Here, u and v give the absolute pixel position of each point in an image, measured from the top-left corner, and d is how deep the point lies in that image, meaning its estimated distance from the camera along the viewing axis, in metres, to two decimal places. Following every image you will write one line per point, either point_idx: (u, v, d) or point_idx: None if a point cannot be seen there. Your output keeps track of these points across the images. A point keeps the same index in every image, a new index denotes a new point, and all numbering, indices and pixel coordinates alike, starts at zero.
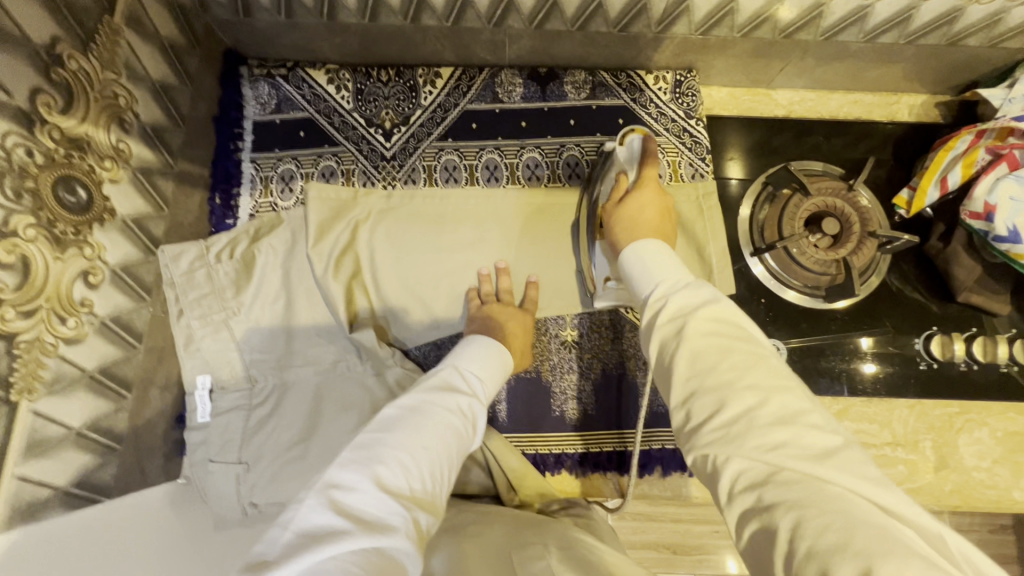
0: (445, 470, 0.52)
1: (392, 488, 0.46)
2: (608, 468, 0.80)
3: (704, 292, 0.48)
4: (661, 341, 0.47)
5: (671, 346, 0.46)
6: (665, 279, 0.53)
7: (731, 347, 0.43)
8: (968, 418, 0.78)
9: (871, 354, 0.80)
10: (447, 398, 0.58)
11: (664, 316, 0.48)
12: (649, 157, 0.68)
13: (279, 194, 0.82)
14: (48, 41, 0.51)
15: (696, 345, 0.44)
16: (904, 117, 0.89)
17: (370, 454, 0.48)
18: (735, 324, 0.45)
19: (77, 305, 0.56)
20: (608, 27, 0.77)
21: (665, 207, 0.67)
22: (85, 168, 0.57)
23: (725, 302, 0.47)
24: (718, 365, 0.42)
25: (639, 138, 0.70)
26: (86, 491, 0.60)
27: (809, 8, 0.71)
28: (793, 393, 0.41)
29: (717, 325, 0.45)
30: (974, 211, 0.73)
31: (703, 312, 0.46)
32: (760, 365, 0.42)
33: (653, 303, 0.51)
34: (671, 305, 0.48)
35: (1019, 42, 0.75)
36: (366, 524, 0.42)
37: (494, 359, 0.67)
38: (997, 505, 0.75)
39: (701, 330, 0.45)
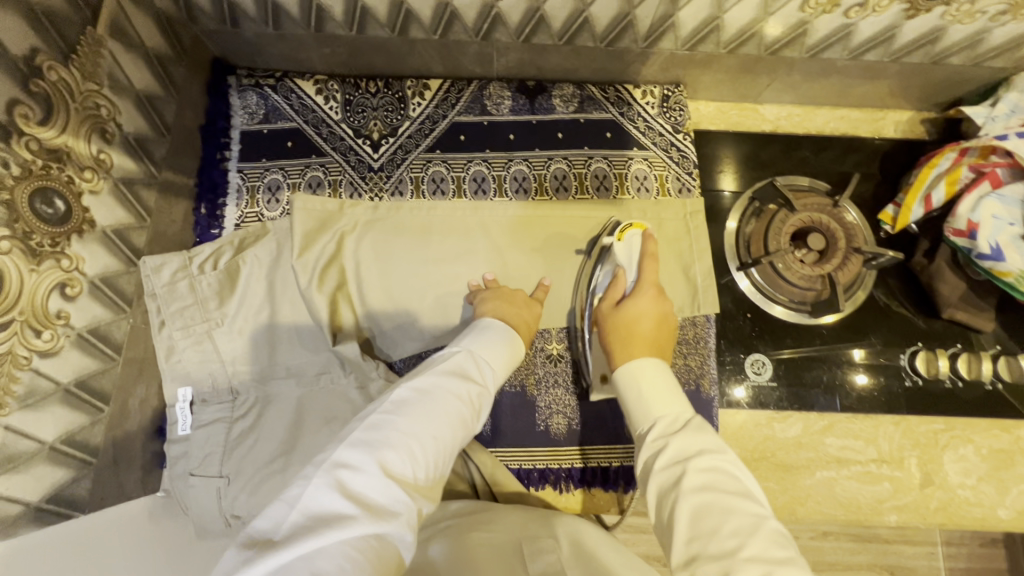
0: (448, 459, 0.52)
1: (397, 475, 0.46)
2: (592, 481, 0.79)
3: (703, 439, 0.54)
4: (660, 489, 0.53)
5: (671, 499, 0.51)
6: (665, 416, 0.58)
7: (730, 508, 0.48)
8: (953, 435, 0.78)
9: (862, 364, 0.80)
10: (459, 384, 0.57)
11: (664, 462, 0.54)
12: (647, 256, 0.74)
13: (266, 205, 0.81)
14: (28, 52, 0.51)
15: (695, 501, 0.49)
16: (890, 134, 0.89)
17: (377, 437, 0.48)
18: (733, 479, 0.51)
19: (53, 318, 0.55)
20: (595, 42, 0.77)
21: (662, 315, 0.71)
22: (64, 180, 0.56)
23: (725, 455, 0.52)
24: (718, 529, 0.47)
25: (637, 235, 0.77)
26: (59, 505, 0.59)
27: (793, 26, 0.71)
28: (791, 563, 0.43)
29: (712, 477, 0.51)
30: (958, 229, 0.73)
31: (700, 461, 0.52)
32: (759, 529, 0.46)
33: (653, 444, 0.56)
34: (672, 449, 0.54)
35: (1002, 60, 0.75)
36: (370, 510, 0.42)
37: (508, 347, 0.66)
38: (982, 522, 0.75)
39: (700, 484, 0.51)
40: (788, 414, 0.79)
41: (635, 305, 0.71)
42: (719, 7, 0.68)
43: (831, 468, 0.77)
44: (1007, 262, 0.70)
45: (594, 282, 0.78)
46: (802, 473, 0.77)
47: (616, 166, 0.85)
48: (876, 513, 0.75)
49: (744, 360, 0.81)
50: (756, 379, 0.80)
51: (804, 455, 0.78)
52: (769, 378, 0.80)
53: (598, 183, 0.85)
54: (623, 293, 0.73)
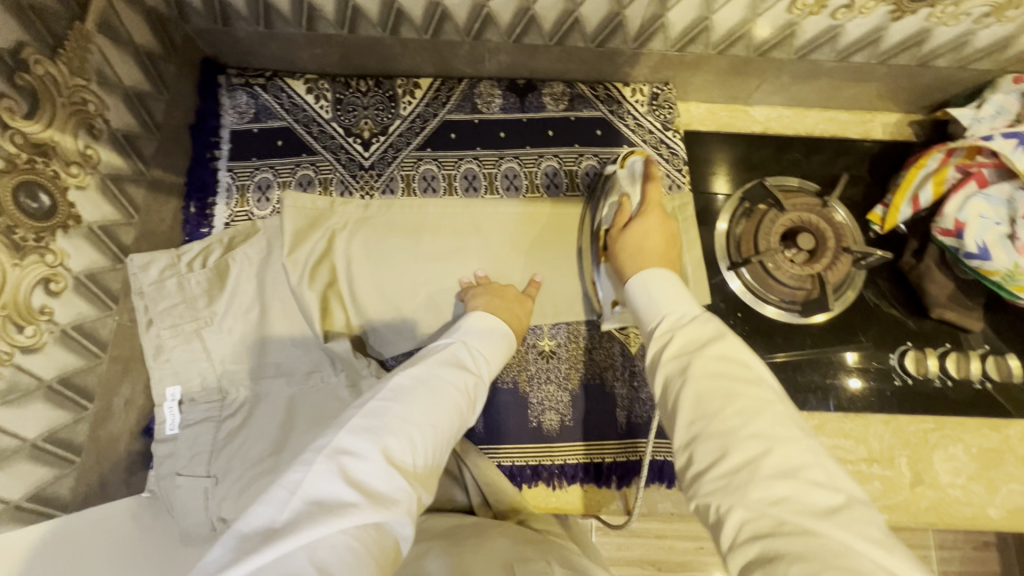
0: (446, 448, 0.52)
1: (399, 462, 0.45)
2: (585, 479, 0.78)
3: (711, 329, 0.50)
4: (666, 378, 0.49)
5: (676, 384, 0.48)
6: (671, 312, 0.54)
7: (736, 390, 0.45)
8: (943, 434, 0.78)
9: (856, 369, 0.80)
10: (456, 374, 0.57)
11: (669, 353, 0.50)
12: (649, 179, 0.71)
13: (256, 203, 0.81)
14: (13, 46, 0.51)
15: (699, 385, 0.46)
16: (878, 135, 0.90)
17: (376, 424, 0.47)
18: (743, 365, 0.47)
19: (36, 313, 0.55)
20: (586, 43, 0.77)
21: (669, 233, 0.68)
22: (49, 174, 0.56)
23: (729, 340, 0.49)
24: (722, 408, 0.44)
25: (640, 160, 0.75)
26: (39, 504, 0.58)
27: (781, 27, 0.72)
28: (796, 444, 0.42)
29: (721, 365, 0.47)
30: (945, 228, 0.74)
31: (708, 349, 0.48)
32: (764, 410, 0.44)
33: (659, 337, 0.53)
34: (677, 342, 0.50)
35: (987, 62, 0.76)
36: (372, 497, 0.41)
37: (502, 340, 0.66)
38: (972, 522, 0.74)
39: (705, 369, 0.47)
40: None
41: (642, 225, 0.68)
42: (708, 7, 0.69)
43: None
44: (994, 261, 0.70)
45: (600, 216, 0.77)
46: None
47: (605, 164, 0.86)
48: None
49: None
50: None
51: None
52: None
53: (589, 181, 0.85)
54: (629, 216, 0.71)
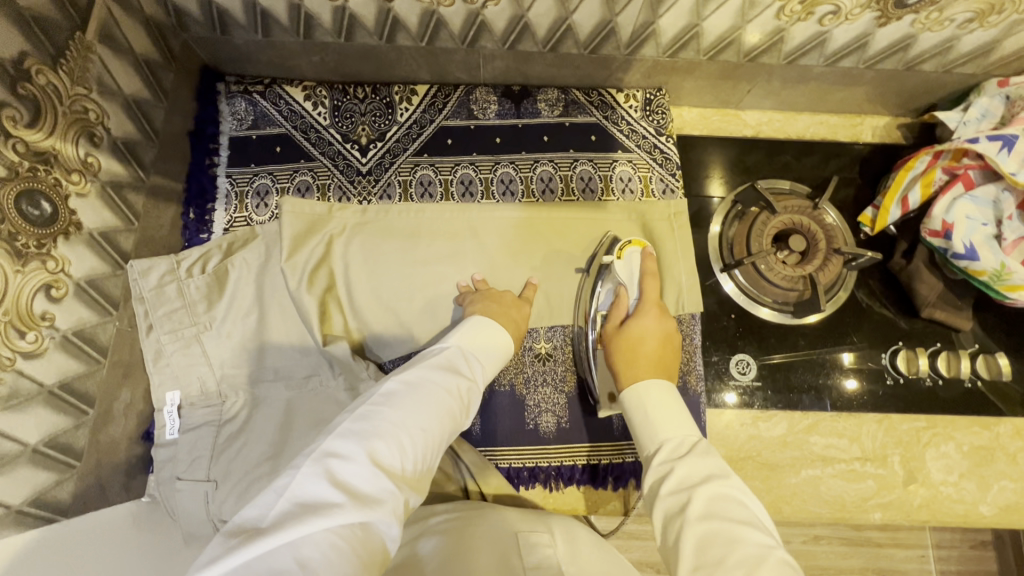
0: (437, 452, 0.52)
1: (386, 465, 0.45)
2: (582, 480, 0.79)
3: (709, 464, 0.53)
4: (666, 515, 0.52)
5: (676, 524, 0.50)
6: (669, 438, 0.59)
7: (738, 535, 0.46)
8: (936, 432, 0.79)
9: (851, 369, 0.82)
10: (449, 379, 0.58)
11: (668, 487, 0.53)
12: (647, 275, 0.77)
13: (254, 209, 0.82)
14: (16, 56, 0.52)
15: (700, 529, 0.48)
16: (868, 138, 0.91)
17: (366, 428, 0.48)
18: (740, 506, 0.49)
19: (37, 319, 0.56)
20: (579, 49, 0.79)
21: (664, 335, 0.73)
22: (51, 182, 0.57)
23: (730, 481, 0.51)
24: (724, 559, 0.45)
25: (636, 252, 0.79)
26: (41, 508, 0.58)
27: (770, 33, 0.73)
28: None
29: (716, 504, 0.49)
30: (933, 229, 0.75)
31: (706, 488, 0.51)
32: (765, 558, 0.44)
33: (658, 467, 0.56)
34: (676, 476, 0.54)
35: (973, 66, 0.78)
36: (358, 498, 0.42)
37: (496, 345, 0.67)
38: (964, 519, 0.75)
39: (704, 510, 0.49)
40: (773, 413, 0.80)
41: (639, 324, 0.73)
42: (698, 14, 0.70)
43: (816, 467, 0.78)
44: (982, 261, 0.72)
45: (595, 300, 0.80)
46: (787, 472, 0.78)
47: (600, 168, 0.87)
48: (861, 510, 0.76)
49: (728, 360, 0.82)
50: (741, 380, 0.81)
51: (789, 454, 0.78)
52: (753, 378, 0.81)
53: (584, 185, 0.86)
54: (626, 311, 0.77)
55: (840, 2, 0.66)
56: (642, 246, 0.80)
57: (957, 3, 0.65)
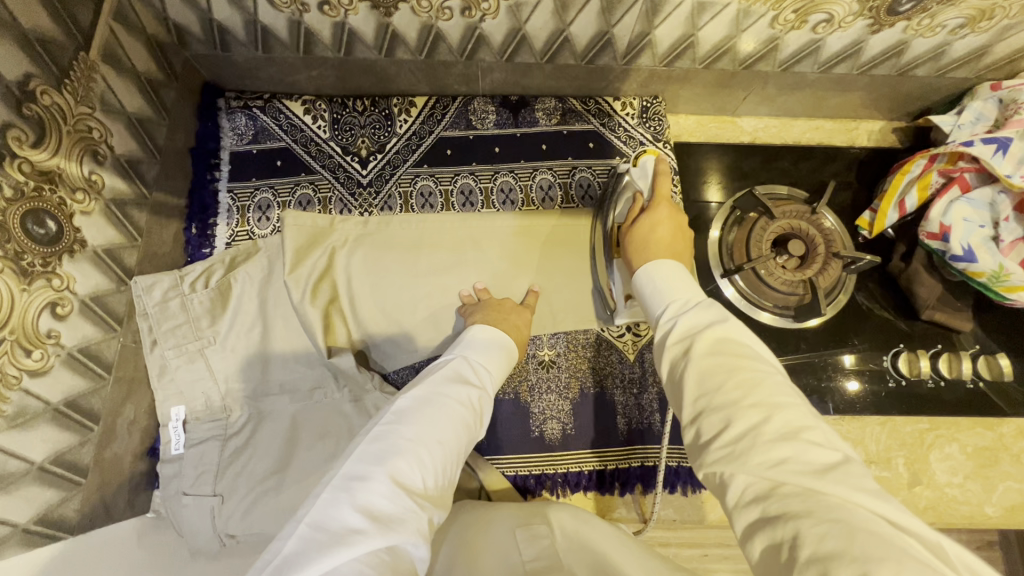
0: (454, 465, 0.52)
1: (408, 483, 0.45)
2: (589, 485, 0.79)
3: (712, 313, 0.52)
4: (671, 361, 0.51)
5: (680, 364, 0.49)
6: (677, 300, 0.56)
7: (738, 364, 0.46)
8: (938, 434, 0.79)
9: (853, 371, 0.82)
10: (459, 391, 0.58)
11: (675, 337, 0.51)
12: (658, 174, 0.71)
13: (256, 223, 0.82)
14: (21, 78, 0.52)
15: (703, 364, 0.47)
16: (864, 143, 0.92)
17: (383, 448, 0.47)
18: (741, 344, 0.48)
19: (43, 337, 0.56)
20: (576, 60, 0.80)
21: (681, 225, 0.69)
22: (56, 201, 0.57)
23: (733, 323, 0.50)
24: (724, 384, 0.45)
25: (650, 159, 0.73)
26: (47, 527, 0.58)
27: (765, 42, 0.74)
28: (795, 410, 0.42)
29: (720, 342, 0.49)
30: (931, 232, 0.75)
31: (711, 331, 0.49)
32: (765, 380, 0.44)
33: (663, 325, 0.54)
34: (681, 326, 0.52)
35: (965, 71, 0.79)
36: (382, 520, 0.41)
37: (502, 353, 0.67)
38: (970, 520, 0.75)
39: (706, 349, 0.48)
40: None
41: (651, 219, 0.69)
42: (693, 25, 0.71)
43: None
44: (980, 262, 0.72)
45: (612, 212, 0.78)
46: None
47: (598, 176, 0.89)
48: None
49: None
50: None
51: None
52: None
53: (583, 193, 0.88)
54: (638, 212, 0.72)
55: (833, 11, 0.67)
56: (658, 153, 0.73)
57: (948, 10, 0.66)
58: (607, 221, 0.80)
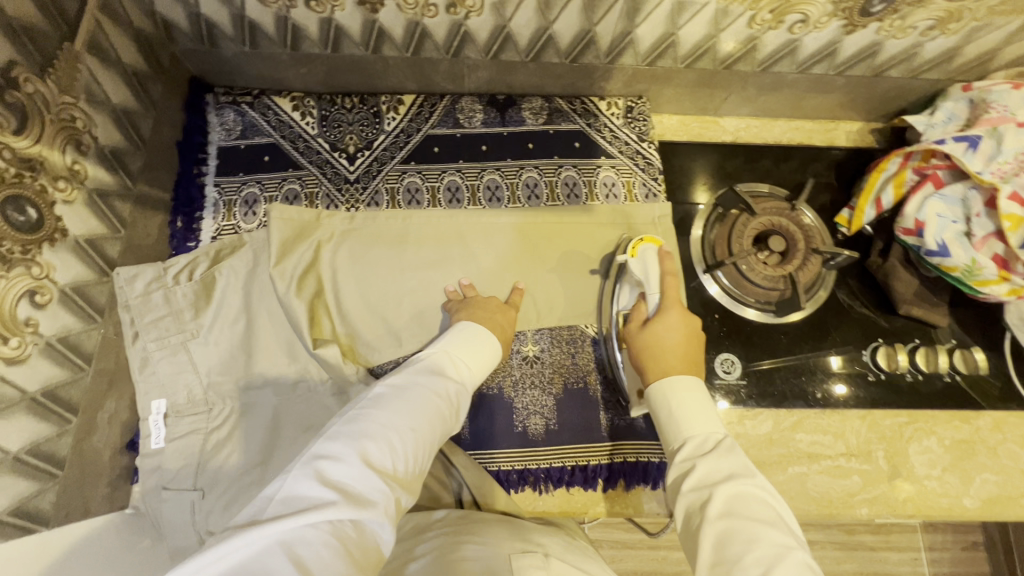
0: (428, 454, 0.52)
1: (378, 465, 0.46)
2: (573, 480, 0.79)
3: (733, 463, 0.54)
4: (688, 508, 0.53)
5: (698, 519, 0.51)
6: (694, 436, 0.59)
7: (756, 535, 0.47)
8: (917, 427, 0.80)
9: (840, 373, 0.83)
10: (436, 383, 0.58)
11: (690, 484, 0.54)
12: (666, 274, 0.74)
13: (242, 217, 0.82)
14: (5, 64, 0.52)
15: (720, 527, 0.49)
16: (843, 142, 0.94)
17: (355, 430, 0.48)
18: (760, 507, 0.50)
19: (21, 325, 0.55)
20: (560, 58, 0.81)
21: (692, 330, 0.70)
22: (37, 188, 0.57)
23: (754, 480, 0.52)
24: (741, 556, 0.46)
25: (651, 250, 0.77)
26: (21, 518, 0.57)
27: (744, 41, 0.76)
28: None
29: (739, 503, 0.50)
30: (907, 228, 0.77)
31: (727, 486, 0.52)
32: (784, 558, 0.45)
33: (682, 463, 0.57)
34: (698, 473, 0.54)
35: (937, 72, 0.81)
36: (349, 496, 0.42)
37: (483, 347, 0.67)
38: (949, 513, 0.76)
39: (723, 509, 0.50)
40: (758, 410, 0.80)
41: (663, 325, 0.70)
42: (673, 24, 0.72)
43: (802, 464, 0.78)
44: (953, 257, 0.74)
45: (618, 300, 0.80)
46: (774, 469, 0.78)
47: (584, 174, 0.89)
48: (847, 506, 0.76)
49: (714, 359, 0.83)
50: (726, 378, 0.82)
51: (775, 451, 0.78)
52: (738, 376, 0.82)
53: (569, 191, 0.88)
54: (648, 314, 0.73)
55: (808, 11, 0.69)
56: (658, 244, 0.77)
57: (918, 11, 0.68)
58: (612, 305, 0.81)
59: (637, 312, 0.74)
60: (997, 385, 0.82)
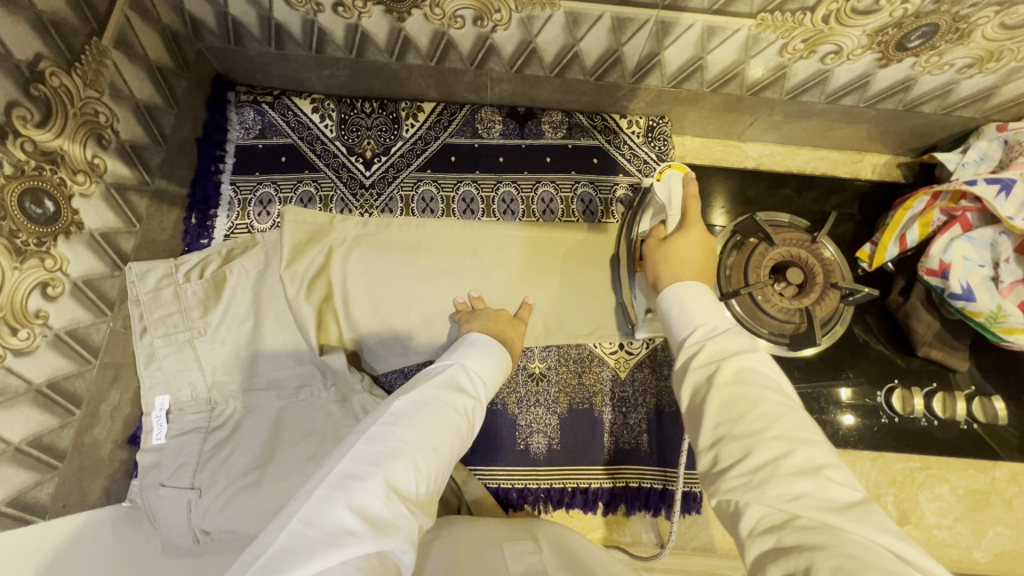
0: (444, 473, 0.53)
1: (401, 489, 0.46)
2: (573, 503, 0.78)
3: (741, 342, 0.50)
4: (693, 387, 0.49)
5: (702, 392, 0.48)
6: (705, 323, 0.55)
7: (762, 396, 0.45)
8: (930, 473, 0.78)
9: (849, 405, 0.80)
10: (455, 399, 0.58)
11: (698, 361, 0.50)
12: (689, 196, 0.69)
13: (256, 217, 0.82)
14: (31, 58, 0.53)
15: (727, 392, 0.46)
16: (868, 175, 0.93)
17: (379, 451, 0.48)
18: (769, 375, 0.48)
19: (31, 316, 0.56)
20: (585, 76, 0.80)
21: (710, 250, 0.66)
22: (56, 181, 0.57)
23: (761, 354, 0.49)
24: (746, 414, 0.44)
25: (676, 176, 0.71)
26: (18, 509, 0.58)
27: (773, 69, 0.74)
28: (817, 447, 0.42)
29: (750, 372, 0.47)
30: (930, 268, 0.75)
31: (736, 360, 0.48)
32: (790, 414, 0.44)
33: (689, 346, 0.53)
34: (707, 351, 0.51)
35: (971, 111, 0.79)
36: (374, 523, 0.42)
37: (500, 361, 0.67)
38: (958, 565, 0.75)
39: (731, 377, 0.47)
40: None
41: (684, 241, 0.66)
42: (703, 48, 0.71)
43: None
44: (978, 302, 0.72)
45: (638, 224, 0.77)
46: None
47: (601, 191, 0.88)
48: None
49: None
50: None
51: None
52: None
53: (584, 208, 0.88)
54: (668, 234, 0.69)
55: (842, 42, 0.67)
56: (684, 170, 0.72)
57: (957, 49, 0.67)
58: (632, 233, 0.78)
59: (654, 231, 0.71)
60: (1016, 435, 0.79)
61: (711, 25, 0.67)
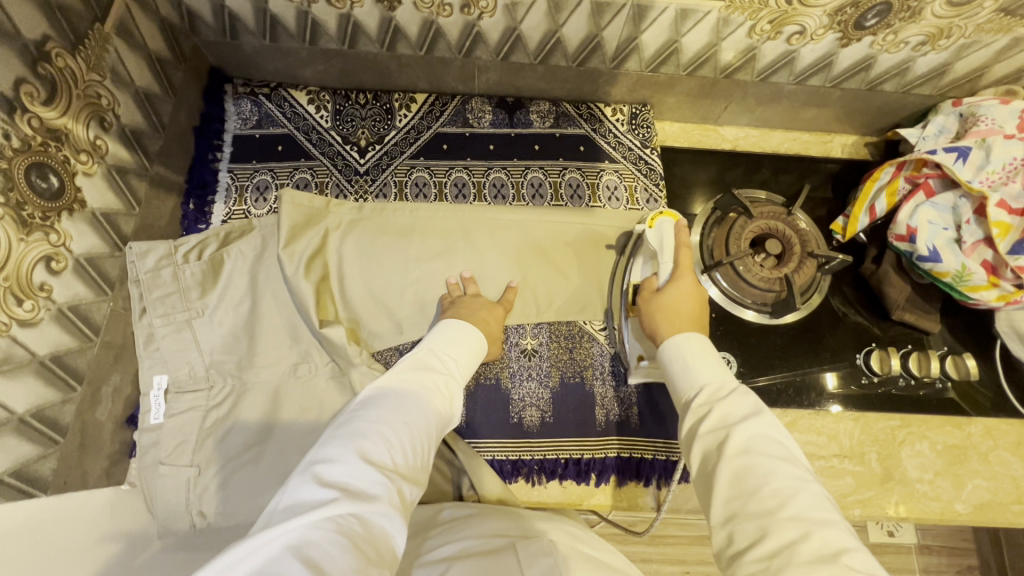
0: (427, 445, 0.55)
1: (376, 460, 0.49)
2: (568, 474, 0.80)
3: (748, 403, 0.55)
4: (703, 451, 0.53)
5: (713, 461, 0.52)
6: (709, 382, 0.59)
7: (772, 470, 0.48)
8: (910, 431, 0.82)
9: (835, 394, 0.83)
10: (424, 378, 0.61)
11: (708, 426, 0.54)
12: (681, 245, 0.74)
13: (253, 202, 0.84)
14: (39, 38, 0.55)
15: (736, 463, 0.50)
16: (838, 154, 0.98)
17: (350, 432, 0.51)
18: (777, 443, 0.51)
19: (36, 289, 0.57)
20: (567, 61, 0.84)
21: (700, 298, 0.71)
22: (61, 159, 0.59)
23: (766, 419, 0.53)
24: (758, 490, 0.47)
25: (669, 223, 0.75)
26: (23, 481, 0.58)
27: (744, 51, 0.79)
28: (833, 527, 0.44)
29: (756, 441, 0.51)
30: (899, 234, 0.79)
31: (746, 427, 0.52)
32: (801, 490, 0.47)
33: (697, 409, 0.57)
34: (714, 418, 0.54)
35: (929, 88, 0.85)
36: (350, 492, 0.45)
37: (470, 341, 0.70)
38: (941, 516, 0.77)
39: (741, 446, 0.51)
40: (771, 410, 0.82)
41: (676, 288, 0.71)
42: (677, 31, 0.76)
43: None
44: (944, 262, 0.76)
45: (630, 270, 0.80)
46: None
47: (587, 177, 0.92)
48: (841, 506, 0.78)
49: None
50: None
51: None
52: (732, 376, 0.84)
53: (572, 192, 0.91)
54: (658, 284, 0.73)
55: (805, 23, 0.72)
56: (675, 218, 0.76)
57: (910, 26, 0.72)
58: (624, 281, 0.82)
59: (648, 282, 0.74)
60: (988, 394, 0.83)
61: (683, 8, 0.71)
